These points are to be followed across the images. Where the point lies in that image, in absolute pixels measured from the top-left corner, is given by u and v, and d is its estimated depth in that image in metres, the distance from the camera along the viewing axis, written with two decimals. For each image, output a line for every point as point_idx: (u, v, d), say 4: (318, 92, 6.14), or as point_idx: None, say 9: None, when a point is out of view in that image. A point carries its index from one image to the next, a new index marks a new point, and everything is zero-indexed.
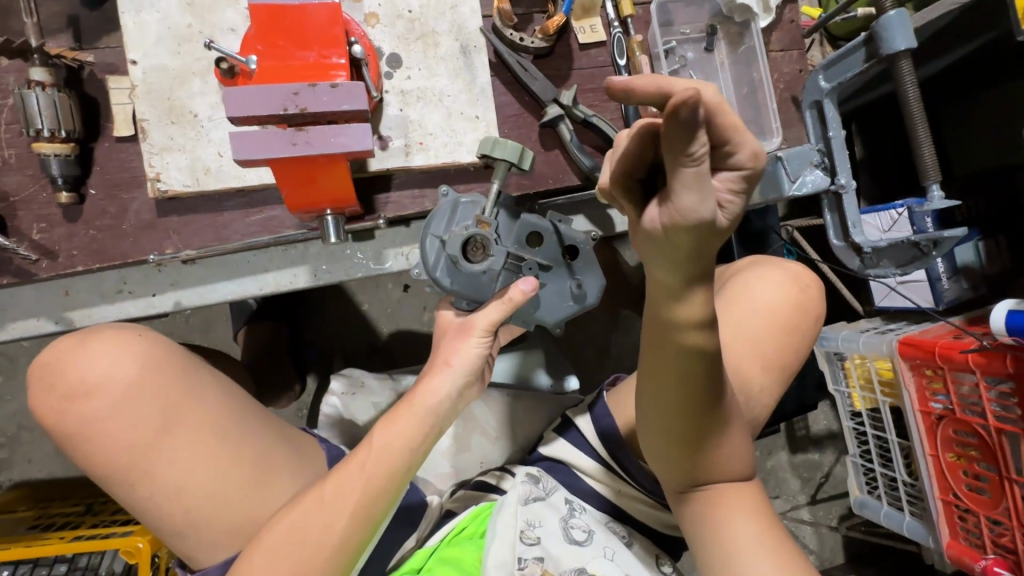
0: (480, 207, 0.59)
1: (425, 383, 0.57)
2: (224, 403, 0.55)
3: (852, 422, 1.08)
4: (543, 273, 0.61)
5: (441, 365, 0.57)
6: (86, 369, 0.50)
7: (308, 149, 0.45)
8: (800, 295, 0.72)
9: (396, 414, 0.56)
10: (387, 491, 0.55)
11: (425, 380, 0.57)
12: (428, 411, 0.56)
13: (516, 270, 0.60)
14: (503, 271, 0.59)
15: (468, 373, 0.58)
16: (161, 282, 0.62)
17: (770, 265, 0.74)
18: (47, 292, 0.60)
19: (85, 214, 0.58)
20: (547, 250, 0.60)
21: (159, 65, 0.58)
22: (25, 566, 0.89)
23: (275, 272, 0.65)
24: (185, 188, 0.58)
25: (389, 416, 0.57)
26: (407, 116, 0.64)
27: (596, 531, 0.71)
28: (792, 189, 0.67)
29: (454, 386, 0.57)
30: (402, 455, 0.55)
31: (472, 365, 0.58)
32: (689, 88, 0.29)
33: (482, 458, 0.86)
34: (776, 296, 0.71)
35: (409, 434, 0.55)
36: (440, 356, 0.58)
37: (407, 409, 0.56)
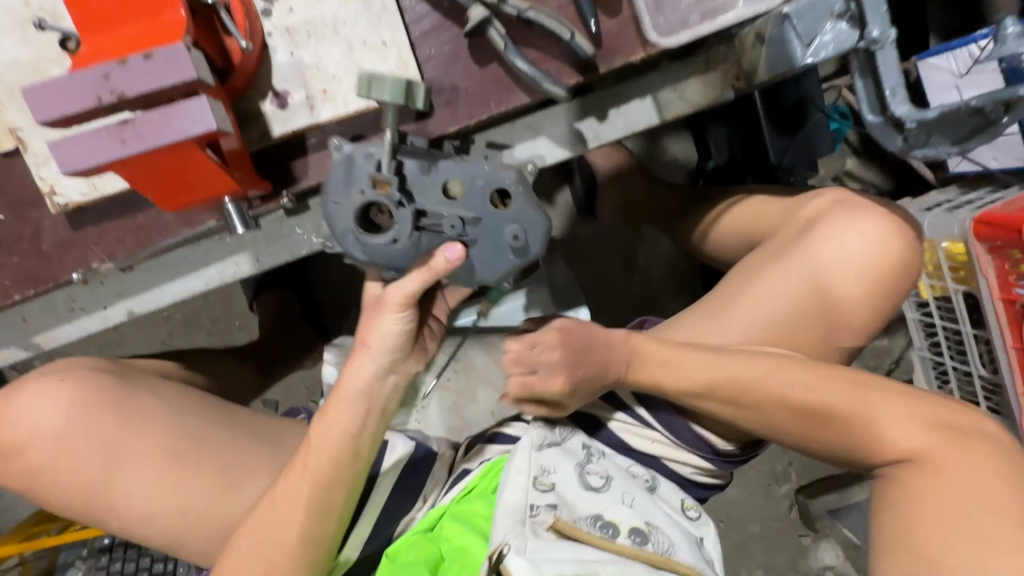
0: (376, 161, 0.48)
1: (348, 365, 0.53)
2: (166, 421, 0.55)
3: (919, 313, 0.93)
4: (472, 227, 0.50)
5: (360, 348, 0.52)
6: (17, 423, 0.53)
7: (141, 145, 0.37)
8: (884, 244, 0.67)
9: (328, 407, 0.53)
10: (337, 480, 0.53)
11: (347, 363, 0.53)
12: (356, 395, 0.53)
13: (437, 233, 0.50)
14: (417, 234, 0.49)
15: (391, 354, 0.52)
16: (107, 294, 0.60)
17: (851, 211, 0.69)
18: (5, 321, 0.60)
19: (2, 241, 0.55)
20: (471, 198, 0.50)
21: (11, 61, 0.50)
22: (121, 535, 1.00)
23: (217, 264, 0.60)
24: (84, 196, 0.53)
25: (321, 412, 0.54)
26: (301, 59, 0.53)
27: (614, 476, 0.68)
28: (807, 57, 0.52)
29: (377, 368, 0.52)
30: (341, 443, 0.53)
31: (391, 344, 0.52)
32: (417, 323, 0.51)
33: (492, 408, 0.84)
34: (874, 245, 0.66)
35: (343, 428, 0.53)
36: (359, 335, 0.53)
37: (337, 398, 0.53)
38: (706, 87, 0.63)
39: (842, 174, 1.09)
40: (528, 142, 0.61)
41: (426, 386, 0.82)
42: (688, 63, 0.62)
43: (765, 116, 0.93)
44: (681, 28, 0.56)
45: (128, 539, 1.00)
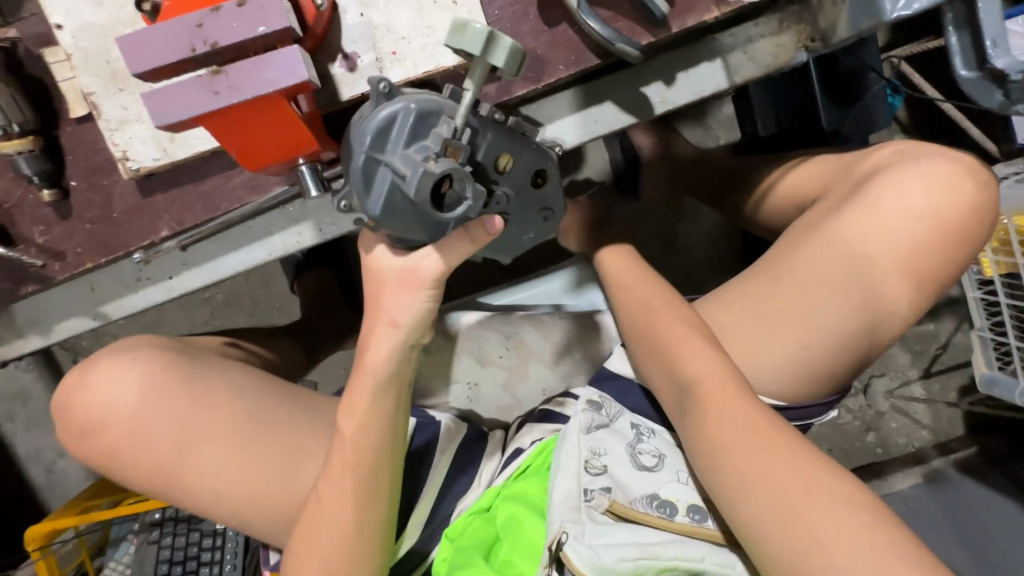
0: (451, 124, 0.44)
1: (373, 343, 0.50)
2: (233, 400, 0.54)
3: (980, 292, 0.92)
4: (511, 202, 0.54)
5: (388, 325, 0.49)
6: (91, 403, 0.52)
7: (234, 95, 0.37)
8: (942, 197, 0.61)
9: (352, 396, 0.51)
10: (382, 469, 0.51)
11: (371, 338, 0.50)
12: (383, 384, 0.50)
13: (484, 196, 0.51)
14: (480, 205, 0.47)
15: (417, 329, 0.50)
16: (174, 263, 0.61)
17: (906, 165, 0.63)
18: (74, 290, 0.61)
19: (74, 208, 0.55)
20: (516, 177, 0.53)
21: (86, 24, 0.50)
22: (171, 510, 1.03)
23: (280, 234, 0.60)
24: (156, 161, 0.53)
25: (348, 394, 0.51)
26: (371, 20, 0.52)
27: (667, 456, 0.67)
28: (897, 11, 0.50)
29: (405, 345, 0.50)
30: (380, 428, 0.50)
31: (420, 322, 0.50)
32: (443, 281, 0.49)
33: (544, 387, 0.82)
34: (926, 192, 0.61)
35: (377, 410, 0.50)
36: (384, 312, 0.50)
37: (362, 384, 0.50)
38: (781, 47, 0.60)
39: None
40: (594, 109, 0.60)
41: (478, 363, 0.81)
42: (761, 24, 0.59)
43: (819, 85, 0.90)
44: None
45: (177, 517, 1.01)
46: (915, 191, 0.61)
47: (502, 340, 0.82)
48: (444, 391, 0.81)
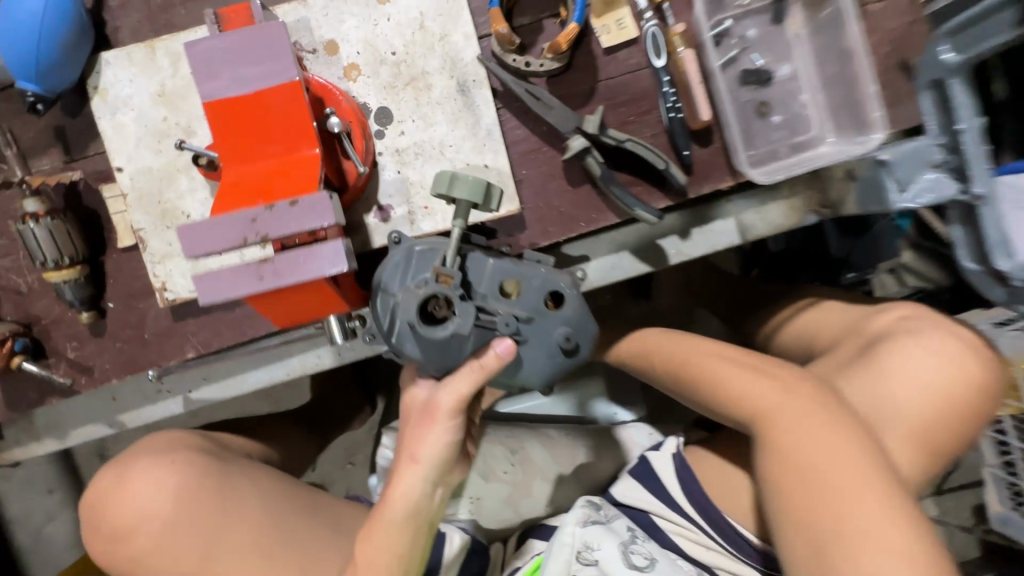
0: (440, 256, 0.50)
1: (395, 480, 0.50)
2: (261, 510, 0.58)
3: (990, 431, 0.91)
4: (524, 326, 0.53)
5: (408, 461, 0.50)
6: (125, 509, 0.55)
7: (278, 281, 0.39)
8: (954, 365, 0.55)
9: (373, 535, 0.50)
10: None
11: (394, 476, 0.50)
12: (402, 522, 0.50)
13: (489, 327, 0.52)
14: (474, 329, 0.51)
15: (438, 466, 0.50)
16: (193, 377, 0.62)
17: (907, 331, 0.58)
18: (96, 398, 0.62)
19: (109, 327, 0.58)
20: (527, 299, 0.53)
21: (145, 168, 0.54)
22: None
23: (299, 355, 0.62)
24: (192, 293, 0.56)
25: (367, 530, 0.52)
26: (408, 177, 0.55)
27: (659, 559, 0.66)
28: (903, 200, 0.52)
29: (423, 484, 0.50)
30: (394, 565, 0.51)
31: (440, 455, 0.50)
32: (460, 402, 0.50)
33: (547, 501, 0.81)
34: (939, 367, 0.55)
35: (390, 550, 0.50)
36: (406, 447, 0.51)
37: (379, 525, 0.50)
38: (791, 210, 0.63)
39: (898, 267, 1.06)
40: (611, 256, 0.62)
41: (480, 475, 0.81)
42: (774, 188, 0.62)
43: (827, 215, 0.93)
44: (769, 160, 0.58)
45: None
46: (922, 361, 0.55)
47: (507, 454, 0.82)
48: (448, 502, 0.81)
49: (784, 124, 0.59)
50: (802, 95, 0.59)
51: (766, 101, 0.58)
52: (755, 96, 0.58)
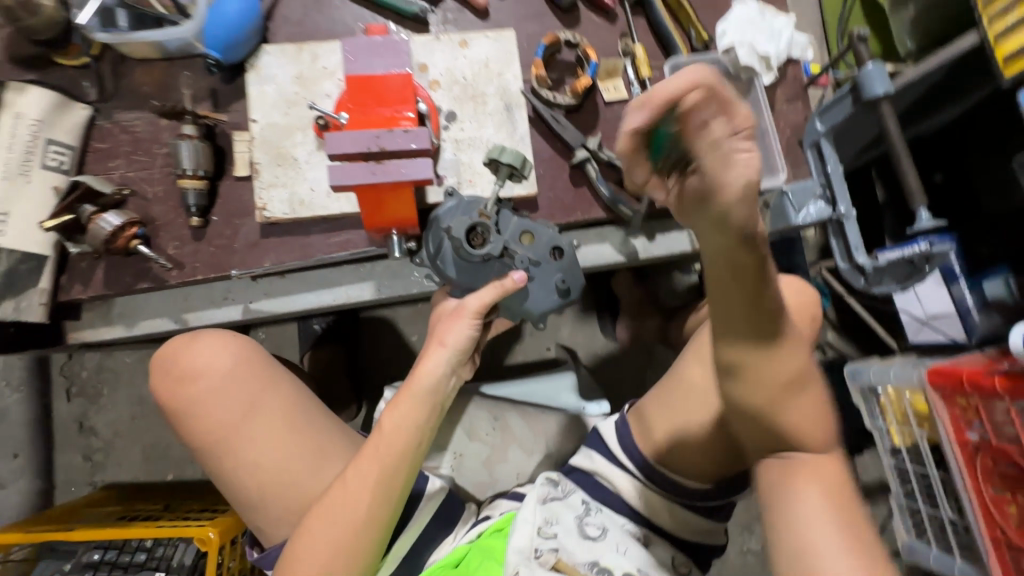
0: (482, 204, 0.68)
1: (426, 357, 0.66)
2: (296, 391, 0.67)
3: (892, 460, 1.07)
4: (534, 268, 0.70)
5: (438, 344, 0.66)
6: (191, 359, 0.63)
7: (385, 177, 0.59)
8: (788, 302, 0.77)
9: (398, 402, 0.65)
10: (403, 468, 0.64)
11: (425, 356, 0.66)
12: (427, 392, 0.65)
13: (510, 263, 0.68)
14: (497, 261, 0.68)
15: (459, 353, 0.66)
16: (257, 291, 0.77)
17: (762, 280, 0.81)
18: (171, 296, 0.75)
19: (208, 234, 0.74)
20: (538, 248, 0.69)
21: (273, 123, 0.75)
22: (112, 552, 1.00)
23: (348, 286, 0.78)
24: (284, 215, 0.74)
25: (393, 403, 0.65)
26: (461, 158, 0.77)
27: (609, 529, 0.77)
28: (797, 218, 0.75)
29: (448, 363, 0.66)
30: (414, 433, 0.64)
31: (462, 344, 0.66)
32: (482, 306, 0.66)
33: (519, 470, 0.93)
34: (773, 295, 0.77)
35: (413, 417, 0.64)
36: (437, 336, 0.67)
37: (408, 392, 0.65)
38: None
39: (823, 340, 1.30)
40: (596, 245, 0.84)
41: (465, 436, 0.92)
42: None
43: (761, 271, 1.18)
44: None
45: (119, 560, 0.99)
46: None
47: (490, 420, 0.93)
48: (434, 457, 0.91)
49: None
50: None
51: None
52: None
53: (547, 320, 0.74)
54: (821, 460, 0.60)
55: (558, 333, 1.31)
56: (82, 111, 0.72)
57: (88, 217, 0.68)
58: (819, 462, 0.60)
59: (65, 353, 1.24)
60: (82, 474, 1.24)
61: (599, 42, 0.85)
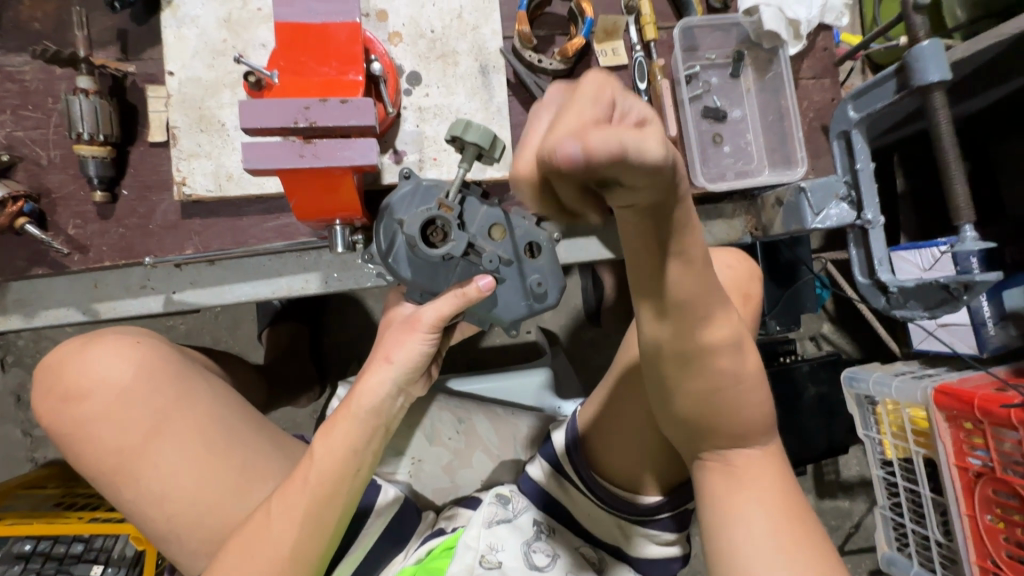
0: (444, 191, 0.57)
1: (368, 374, 0.57)
2: (211, 405, 0.59)
3: (882, 471, 1.01)
4: (505, 268, 0.59)
5: (383, 360, 0.57)
6: (80, 373, 0.56)
7: (316, 161, 0.47)
8: (746, 276, 0.69)
9: (336, 423, 0.56)
10: (334, 500, 0.55)
11: (366, 376, 0.57)
12: (366, 414, 0.56)
13: (475, 263, 0.58)
14: (462, 261, 0.57)
15: (409, 370, 0.58)
16: (180, 280, 0.65)
17: (725, 254, 0.71)
18: (76, 284, 0.64)
19: (117, 212, 0.62)
20: (509, 244, 0.59)
21: (194, 77, 0.61)
22: (46, 542, 0.94)
23: (288, 277, 0.67)
24: (208, 192, 0.61)
25: (329, 425, 0.57)
26: (424, 131, 0.65)
27: (560, 555, 0.69)
28: (815, 222, 0.64)
29: (394, 381, 0.57)
30: (348, 459, 0.56)
31: (413, 360, 0.57)
32: (434, 317, 0.56)
33: (485, 477, 0.85)
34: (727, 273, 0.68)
35: (348, 445, 0.56)
36: (383, 350, 0.58)
37: (346, 413, 0.56)
38: (731, 228, 0.76)
39: (818, 335, 1.21)
40: (582, 240, 0.73)
41: (427, 439, 0.84)
42: (720, 208, 0.76)
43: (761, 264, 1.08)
44: (718, 179, 0.71)
45: (52, 551, 0.93)
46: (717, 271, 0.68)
47: (454, 423, 0.85)
48: (390, 462, 0.83)
49: (732, 153, 0.73)
50: (749, 135, 0.73)
51: (720, 134, 0.73)
52: (712, 128, 0.72)
53: (520, 326, 0.64)
54: (758, 459, 0.51)
55: (539, 318, 1.22)
56: None
57: None
58: (756, 463, 0.51)
59: None
60: (22, 449, 1.16)
61: None
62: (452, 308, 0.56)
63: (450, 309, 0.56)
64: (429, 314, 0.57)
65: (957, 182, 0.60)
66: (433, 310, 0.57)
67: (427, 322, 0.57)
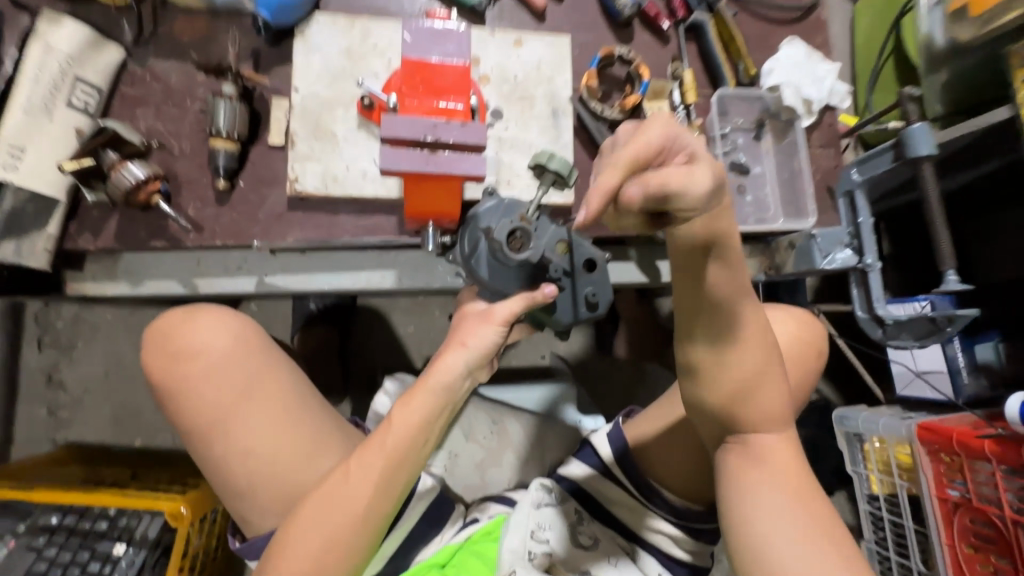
0: (523, 207, 0.66)
1: (440, 358, 0.65)
2: (293, 378, 0.67)
3: (868, 506, 1.10)
4: (566, 277, 0.69)
5: (458, 345, 0.66)
6: (191, 337, 0.63)
7: (438, 168, 0.58)
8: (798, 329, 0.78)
9: (413, 395, 0.64)
10: (405, 465, 0.62)
11: (440, 360, 0.65)
12: (440, 390, 0.64)
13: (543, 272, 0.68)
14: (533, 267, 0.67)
15: (479, 356, 0.66)
16: (273, 266, 0.74)
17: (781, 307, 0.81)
18: (183, 259, 0.72)
19: (233, 200, 0.71)
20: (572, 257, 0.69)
21: (315, 94, 0.72)
22: (71, 517, 0.96)
23: (368, 272, 0.75)
24: (315, 190, 0.70)
25: (405, 398, 0.64)
26: (502, 158, 0.76)
27: (602, 540, 0.76)
28: (824, 263, 0.76)
29: (465, 364, 0.65)
30: (419, 430, 0.63)
31: (484, 347, 0.66)
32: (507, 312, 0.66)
33: (513, 478, 0.92)
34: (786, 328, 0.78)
35: (420, 417, 0.63)
36: (459, 336, 0.67)
37: (422, 388, 0.64)
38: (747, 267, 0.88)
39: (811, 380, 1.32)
40: (621, 263, 0.82)
41: (463, 435, 0.91)
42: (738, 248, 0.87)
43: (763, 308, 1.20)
44: (742, 223, 0.83)
45: (78, 525, 0.95)
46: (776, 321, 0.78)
47: (489, 423, 0.93)
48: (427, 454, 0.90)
49: (753, 203, 0.85)
50: (767, 188, 0.86)
51: (743, 185, 0.85)
52: (737, 179, 0.85)
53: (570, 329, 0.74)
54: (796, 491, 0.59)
55: (555, 345, 1.31)
56: (115, 53, 0.69)
57: (109, 164, 0.64)
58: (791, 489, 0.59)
59: (42, 301, 1.18)
60: (45, 429, 1.18)
61: (651, 61, 0.85)
62: (522, 305, 0.66)
63: (522, 306, 0.65)
64: (503, 308, 0.66)
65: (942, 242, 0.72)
66: (507, 307, 0.66)
67: (501, 316, 0.66)
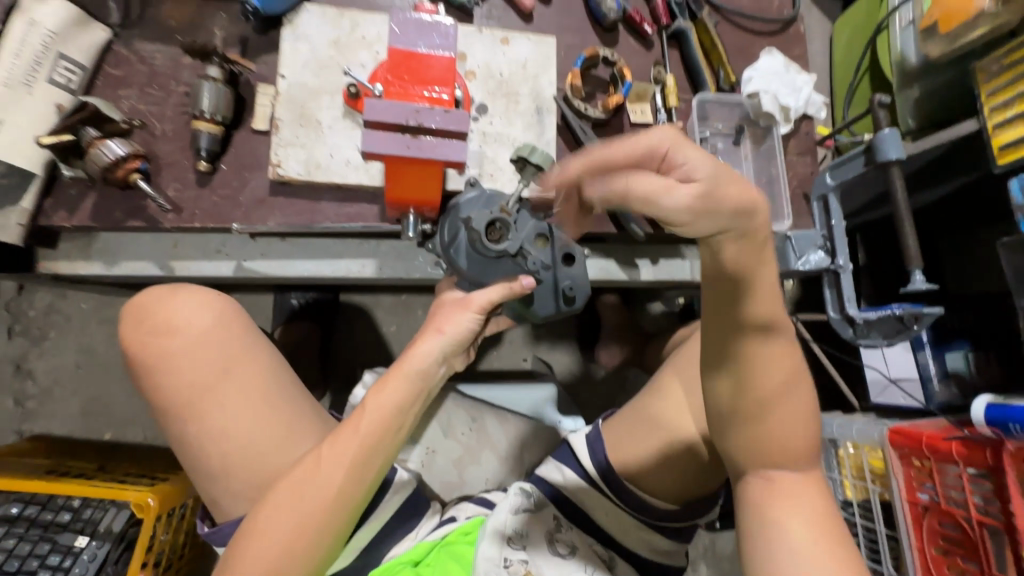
0: (504, 199, 0.67)
1: (416, 343, 0.65)
2: (270, 360, 0.66)
3: (843, 511, 1.10)
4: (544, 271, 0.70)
5: (434, 331, 0.66)
6: (171, 313, 0.63)
7: (419, 152, 0.59)
8: None
9: (388, 380, 0.64)
10: (382, 448, 0.62)
11: (414, 346, 0.65)
12: (416, 375, 0.64)
13: (522, 265, 0.68)
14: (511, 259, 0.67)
15: (454, 343, 0.66)
16: (252, 251, 0.73)
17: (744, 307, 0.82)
18: (160, 240, 0.71)
19: (214, 183, 0.71)
20: (551, 251, 0.69)
21: (301, 82, 0.73)
22: (33, 508, 0.93)
23: (347, 261, 0.75)
24: (298, 175, 0.71)
25: (380, 383, 0.64)
26: (485, 152, 0.77)
27: (578, 547, 0.75)
28: (797, 264, 0.78)
29: (441, 349, 0.65)
30: (394, 413, 0.63)
31: (461, 334, 0.66)
32: (484, 301, 0.66)
33: (490, 475, 0.92)
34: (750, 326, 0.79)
35: (395, 401, 0.63)
36: (435, 323, 0.67)
37: (398, 373, 0.64)
38: None
39: None
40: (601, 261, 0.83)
41: (441, 432, 0.91)
42: None
43: None
44: None
45: (39, 517, 0.92)
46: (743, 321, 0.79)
47: (467, 420, 0.92)
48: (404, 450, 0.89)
49: None
50: None
51: None
52: None
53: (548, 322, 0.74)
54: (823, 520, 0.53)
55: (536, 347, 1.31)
56: (101, 32, 0.69)
57: (89, 141, 0.64)
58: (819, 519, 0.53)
59: (15, 288, 1.16)
60: (11, 420, 1.15)
61: (634, 65, 0.87)
62: (499, 296, 0.66)
63: (499, 296, 0.66)
64: (481, 298, 0.66)
65: (912, 245, 0.74)
66: (484, 296, 0.66)
67: (478, 305, 0.66)
